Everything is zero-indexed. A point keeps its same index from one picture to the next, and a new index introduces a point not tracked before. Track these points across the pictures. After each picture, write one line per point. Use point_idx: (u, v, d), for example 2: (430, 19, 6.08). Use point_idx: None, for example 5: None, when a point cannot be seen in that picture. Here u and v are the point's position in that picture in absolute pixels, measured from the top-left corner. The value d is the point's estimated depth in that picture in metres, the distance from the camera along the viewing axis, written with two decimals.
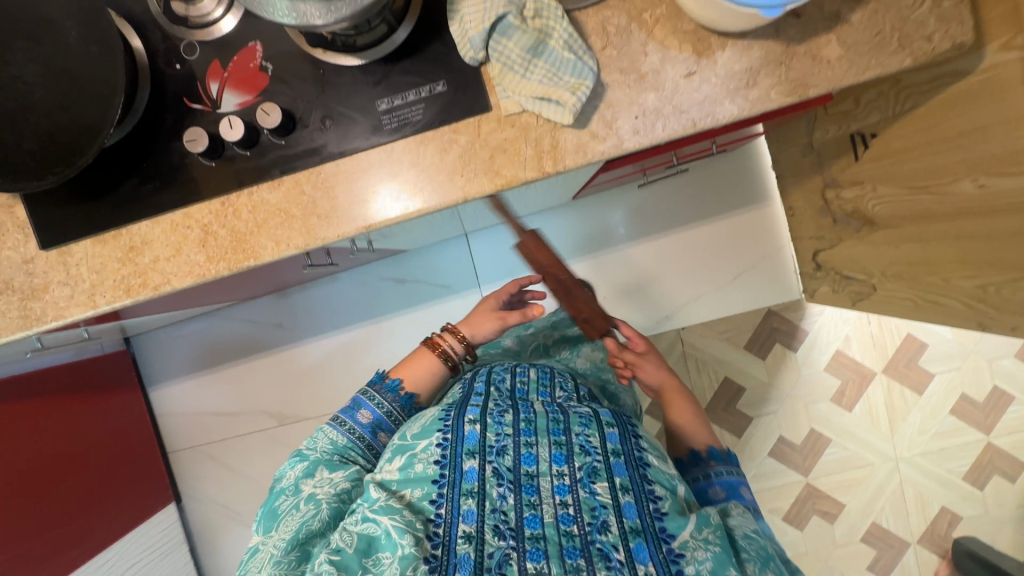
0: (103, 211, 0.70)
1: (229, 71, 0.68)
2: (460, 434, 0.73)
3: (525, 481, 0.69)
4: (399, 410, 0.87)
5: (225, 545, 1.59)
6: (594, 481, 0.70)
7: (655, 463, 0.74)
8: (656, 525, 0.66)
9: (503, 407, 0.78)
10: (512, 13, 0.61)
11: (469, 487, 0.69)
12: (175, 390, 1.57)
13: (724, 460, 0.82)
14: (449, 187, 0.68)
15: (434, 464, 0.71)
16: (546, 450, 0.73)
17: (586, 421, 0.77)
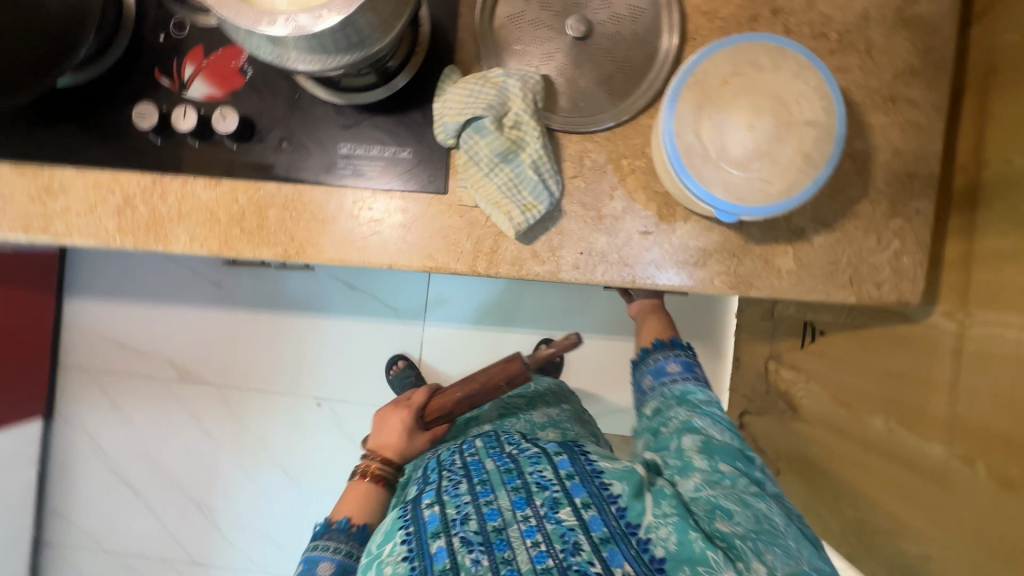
0: (30, 145, 0.67)
1: (209, 61, 0.66)
2: (420, 522, 0.72)
3: (495, 536, 0.69)
4: (355, 543, 0.84)
5: (91, 489, 1.53)
6: (558, 510, 0.71)
7: (609, 468, 0.76)
8: (624, 525, 0.69)
9: (455, 479, 0.78)
10: (489, 117, 0.61)
11: (441, 565, 0.66)
12: (92, 309, 1.51)
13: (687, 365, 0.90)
14: (378, 250, 0.67)
15: (399, 561, 0.68)
16: (506, 499, 0.73)
17: (536, 458, 0.79)
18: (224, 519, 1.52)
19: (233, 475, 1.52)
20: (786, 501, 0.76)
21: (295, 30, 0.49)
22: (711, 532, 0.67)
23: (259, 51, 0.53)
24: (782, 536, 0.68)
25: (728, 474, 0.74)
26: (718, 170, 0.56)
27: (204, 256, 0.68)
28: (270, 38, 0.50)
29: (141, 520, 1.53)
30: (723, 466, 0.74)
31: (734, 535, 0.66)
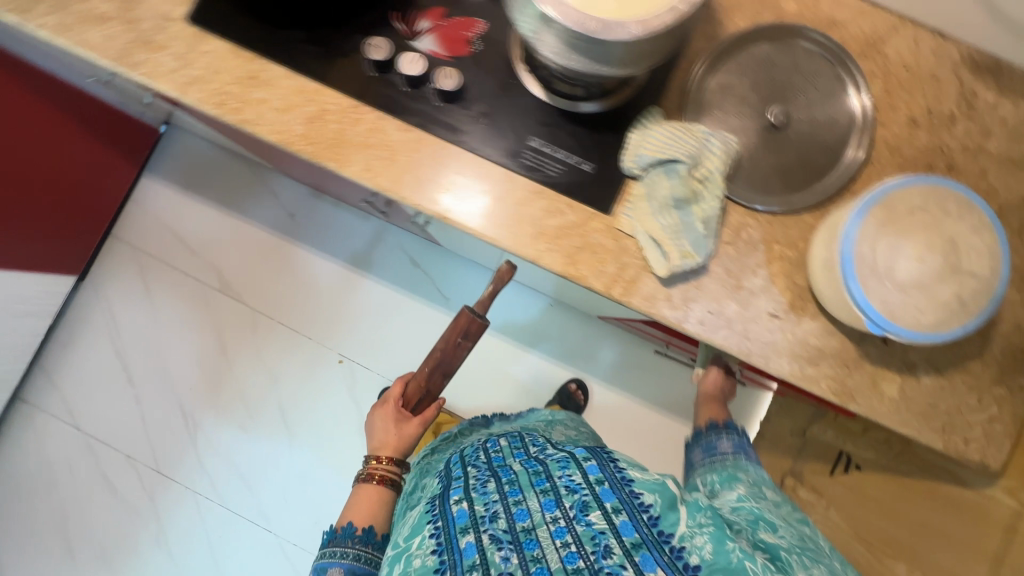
0: (259, 33, 0.71)
1: (446, 23, 0.71)
2: (449, 516, 0.73)
3: (524, 536, 0.68)
4: (365, 550, 0.85)
5: (91, 367, 1.50)
6: (588, 513, 0.69)
7: (638, 476, 0.74)
8: (656, 532, 0.66)
9: (483, 478, 0.78)
10: (685, 163, 0.65)
11: (471, 562, 0.65)
12: (165, 193, 1.53)
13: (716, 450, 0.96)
14: (528, 242, 0.70)
15: (428, 555, 0.69)
16: (535, 501, 0.72)
17: (565, 462, 0.78)
18: (204, 437, 1.49)
19: (233, 399, 1.49)
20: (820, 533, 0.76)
21: (568, 20, 0.54)
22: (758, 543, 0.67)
23: (522, 24, 0.58)
24: (825, 555, 0.69)
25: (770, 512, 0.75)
26: (879, 284, 0.59)
27: (370, 188, 0.71)
28: (543, 17, 0.55)
29: (122, 408, 1.49)
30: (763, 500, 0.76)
31: (779, 547, 0.67)
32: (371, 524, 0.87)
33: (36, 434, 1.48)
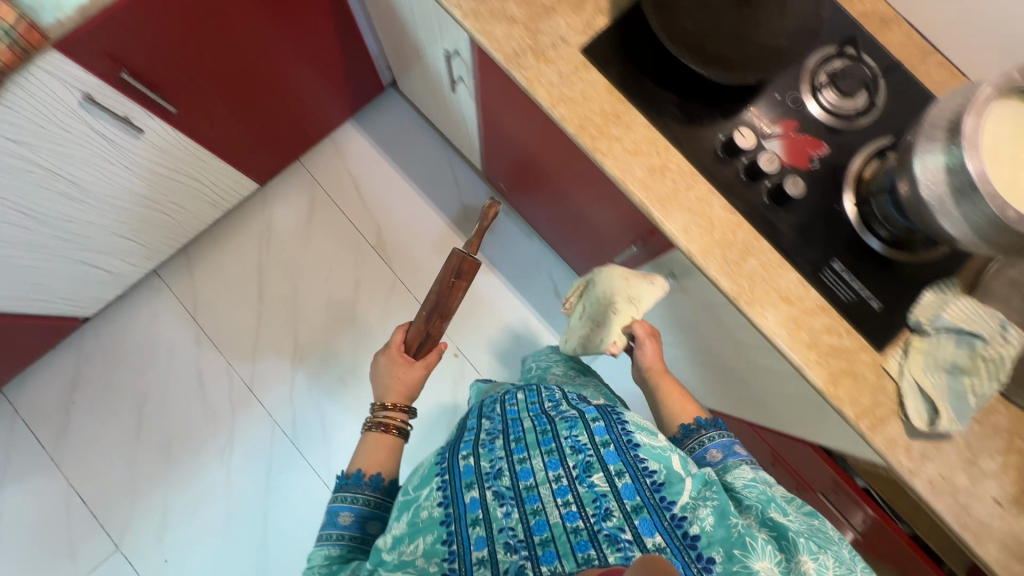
0: (640, 78, 0.79)
1: (795, 135, 0.79)
2: (456, 471, 0.77)
3: (526, 493, 0.72)
4: (371, 494, 0.86)
5: (232, 267, 1.55)
6: (591, 475, 0.73)
7: (646, 441, 0.76)
8: (657, 497, 0.70)
9: (493, 435, 0.82)
10: (985, 341, 0.70)
11: (474, 517, 0.71)
12: (363, 143, 1.61)
13: (693, 433, 0.88)
14: (800, 348, 0.75)
15: (437, 505, 0.74)
16: (539, 460, 0.75)
17: (574, 421, 0.80)
18: (307, 372, 1.52)
19: (347, 349, 1.53)
20: (823, 522, 0.74)
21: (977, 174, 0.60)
22: (767, 521, 0.70)
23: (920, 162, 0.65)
24: (835, 542, 0.70)
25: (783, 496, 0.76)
26: None
27: (683, 248, 0.76)
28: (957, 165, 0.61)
29: (242, 315, 1.53)
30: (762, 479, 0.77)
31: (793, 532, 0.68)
32: (380, 472, 0.88)
33: (155, 307, 1.52)
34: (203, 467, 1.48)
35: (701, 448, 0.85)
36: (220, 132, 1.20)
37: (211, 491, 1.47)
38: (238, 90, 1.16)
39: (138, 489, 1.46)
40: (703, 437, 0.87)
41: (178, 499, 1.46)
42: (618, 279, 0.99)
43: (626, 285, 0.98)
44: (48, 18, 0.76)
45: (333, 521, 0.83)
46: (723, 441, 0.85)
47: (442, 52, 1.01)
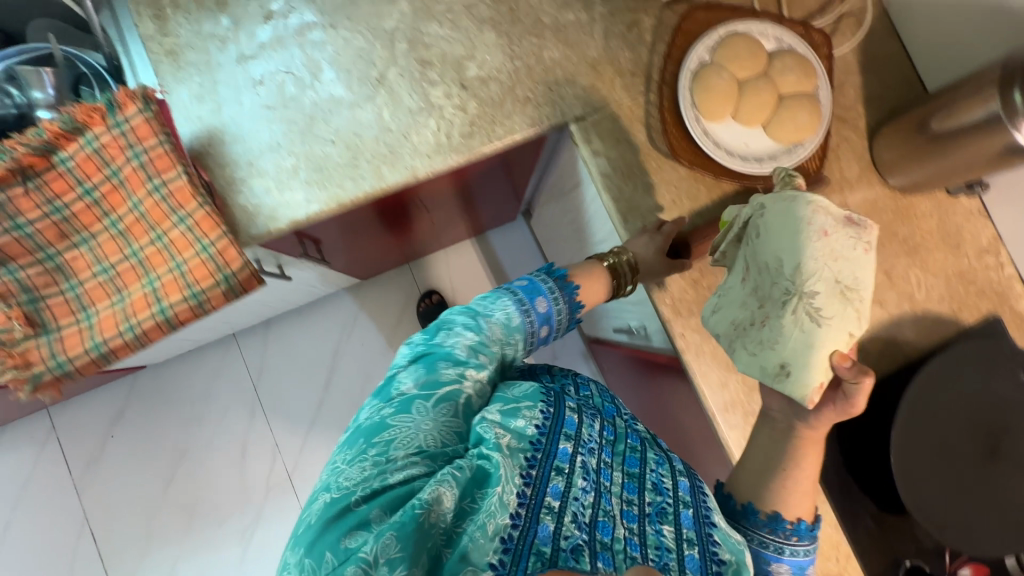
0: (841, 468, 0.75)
1: None
2: (562, 412, 0.56)
3: (602, 488, 0.53)
4: (535, 327, 0.65)
5: (307, 350, 1.49)
6: (661, 522, 0.53)
7: (726, 535, 0.52)
8: (714, 571, 0.50)
9: (598, 411, 0.61)
10: None
11: (560, 465, 0.52)
12: (476, 264, 1.55)
13: (784, 535, 0.55)
14: None
15: (535, 425, 0.54)
16: (619, 474, 0.56)
17: (662, 459, 0.59)
18: None
19: None
20: None
21: None
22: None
23: None
24: None
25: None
26: None
27: None
28: None
29: (305, 398, 1.48)
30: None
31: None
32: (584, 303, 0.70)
33: (219, 365, 1.46)
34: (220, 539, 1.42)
35: (775, 551, 0.55)
36: (352, 258, 1.15)
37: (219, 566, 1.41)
38: (388, 233, 1.10)
39: (146, 545, 1.40)
40: (789, 545, 0.55)
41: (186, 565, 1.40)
42: (824, 368, 0.57)
43: (823, 267, 0.57)
44: (259, 228, 0.70)
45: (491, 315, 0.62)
46: (803, 562, 0.55)
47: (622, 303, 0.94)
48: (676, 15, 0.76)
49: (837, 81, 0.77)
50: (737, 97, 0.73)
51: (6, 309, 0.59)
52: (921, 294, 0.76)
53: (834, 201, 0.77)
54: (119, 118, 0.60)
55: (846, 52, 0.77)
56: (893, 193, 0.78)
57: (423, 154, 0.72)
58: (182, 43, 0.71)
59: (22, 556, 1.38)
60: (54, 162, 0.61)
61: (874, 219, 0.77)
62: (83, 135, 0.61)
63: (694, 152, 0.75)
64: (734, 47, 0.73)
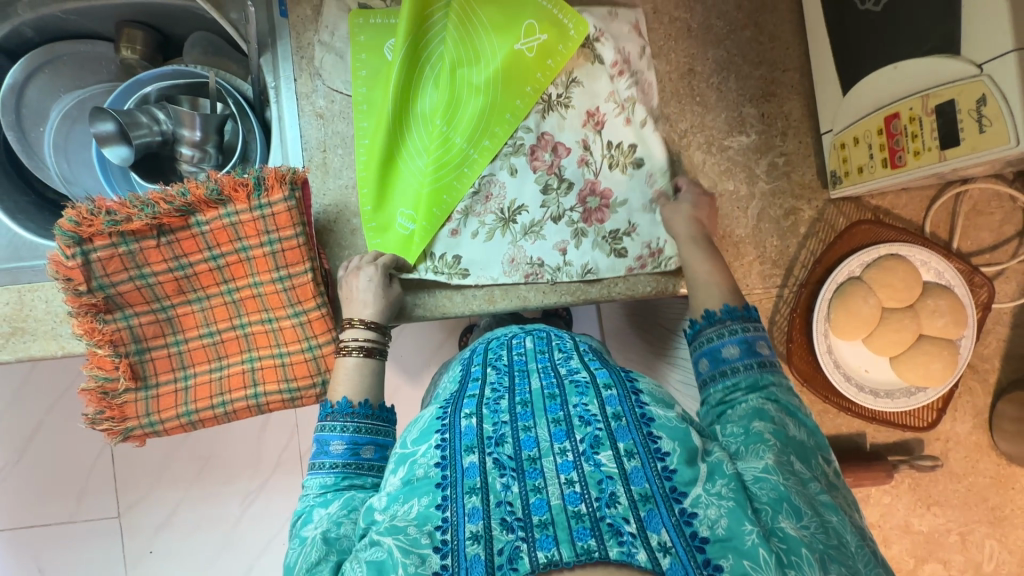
0: None
1: None
2: (456, 428, 0.50)
3: (528, 466, 0.46)
4: (366, 422, 0.58)
5: None
6: (598, 452, 0.47)
7: (661, 416, 0.50)
8: (667, 486, 0.45)
9: (498, 391, 0.54)
10: None
11: (471, 484, 0.45)
12: None
13: (719, 319, 0.61)
14: None
15: (434, 465, 0.48)
16: (544, 429, 0.49)
17: (585, 388, 0.52)
18: None
19: None
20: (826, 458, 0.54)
21: None
22: (775, 536, 0.44)
23: None
24: (853, 556, 0.45)
25: (804, 474, 0.50)
26: None
27: None
28: None
29: None
30: (767, 435, 0.51)
31: (802, 542, 0.43)
32: (371, 395, 0.60)
33: None
34: (208, 537, 1.29)
35: (718, 340, 0.60)
36: None
37: (195, 561, 1.29)
38: None
39: (158, 482, 1.28)
40: (726, 327, 0.60)
41: (167, 550, 1.28)
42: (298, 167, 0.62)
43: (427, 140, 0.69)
44: None
45: (315, 476, 0.56)
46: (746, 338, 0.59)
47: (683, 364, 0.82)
48: (839, 214, 0.72)
49: (984, 329, 0.72)
50: (875, 325, 0.69)
51: (115, 359, 0.61)
52: (989, 566, 0.74)
53: (935, 448, 0.74)
54: (264, 201, 0.60)
55: (1004, 303, 0.72)
56: (999, 458, 0.73)
57: (538, 286, 0.69)
58: (334, 109, 0.68)
59: (32, 470, 1.26)
60: (191, 223, 0.60)
61: (970, 478, 0.74)
62: (226, 207, 0.60)
63: (808, 362, 0.71)
64: (891, 273, 0.68)
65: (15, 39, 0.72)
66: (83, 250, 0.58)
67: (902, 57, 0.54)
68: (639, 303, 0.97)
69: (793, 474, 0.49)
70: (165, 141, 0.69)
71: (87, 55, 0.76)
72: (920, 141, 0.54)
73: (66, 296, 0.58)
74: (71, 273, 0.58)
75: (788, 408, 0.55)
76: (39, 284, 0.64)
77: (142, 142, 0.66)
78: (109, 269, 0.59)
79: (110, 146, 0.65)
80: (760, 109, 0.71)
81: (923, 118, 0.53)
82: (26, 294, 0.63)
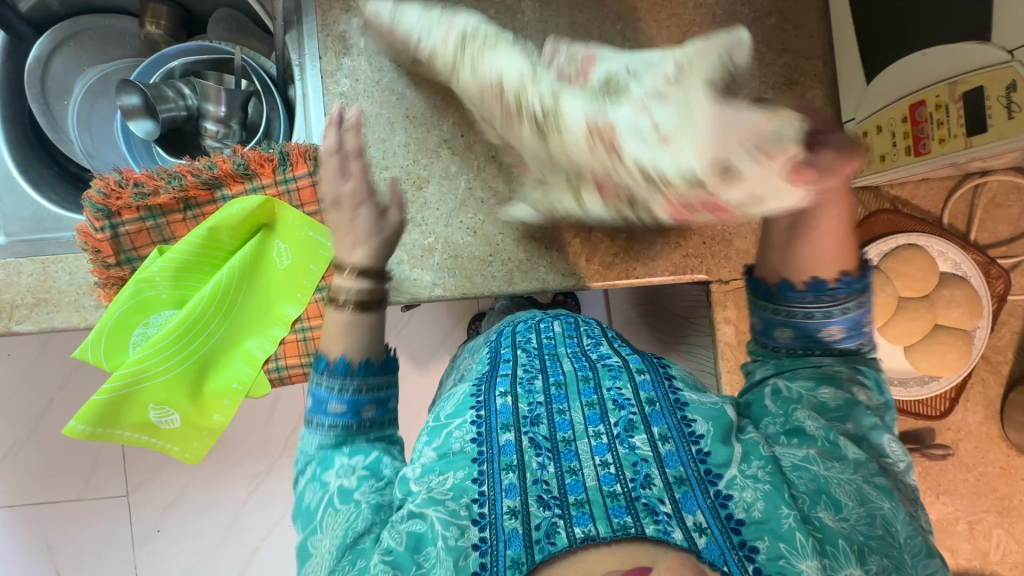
0: None
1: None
2: (492, 406, 0.51)
3: (563, 446, 0.48)
4: (361, 382, 0.53)
5: None
6: (632, 436, 0.48)
7: (695, 400, 0.51)
8: (701, 470, 0.46)
9: (531, 370, 0.55)
10: None
11: (508, 461, 0.47)
12: None
13: (823, 298, 0.53)
14: None
15: (470, 440, 0.49)
16: (578, 412, 0.50)
17: (618, 372, 0.54)
18: None
19: None
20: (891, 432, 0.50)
21: None
22: (811, 523, 0.44)
23: None
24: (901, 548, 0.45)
25: (856, 457, 0.48)
26: None
27: None
28: None
29: None
30: (813, 427, 0.50)
31: (839, 532, 0.44)
32: (371, 355, 0.54)
33: None
34: (216, 516, 1.30)
35: (821, 317, 0.54)
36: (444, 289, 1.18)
37: (202, 540, 1.30)
38: None
39: (167, 461, 1.29)
40: (835, 305, 0.53)
41: (175, 529, 1.30)
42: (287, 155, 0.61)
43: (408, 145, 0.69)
44: None
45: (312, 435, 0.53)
46: (853, 317, 0.54)
47: (698, 349, 0.83)
48: (858, 204, 0.72)
49: (998, 321, 0.73)
50: (890, 314, 0.70)
51: None
52: (996, 555, 0.75)
53: (946, 438, 0.74)
54: (289, 176, 0.60)
55: (1019, 296, 0.72)
56: (1009, 449, 0.74)
57: (558, 270, 0.71)
58: (358, 88, 0.69)
59: (43, 447, 1.27)
60: (217, 198, 0.61)
61: (980, 469, 0.74)
62: (251, 181, 0.60)
63: None
64: (907, 262, 0.69)
65: (41, 12, 0.72)
66: (112, 224, 0.58)
67: (931, 44, 0.55)
68: (652, 291, 0.97)
69: (844, 460, 0.48)
70: (190, 116, 0.69)
71: (108, 29, 0.77)
72: (945, 128, 0.54)
73: (93, 269, 0.58)
74: (100, 245, 0.58)
75: (844, 359, 0.54)
76: (62, 256, 0.64)
77: (167, 116, 0.66)
78: (137, 242, 0.60)
79: (135, 120, 0.65)
80: (782, 97, 0.71)
81: (950, 105, 0.53)
82: (50, 265, 0.64)
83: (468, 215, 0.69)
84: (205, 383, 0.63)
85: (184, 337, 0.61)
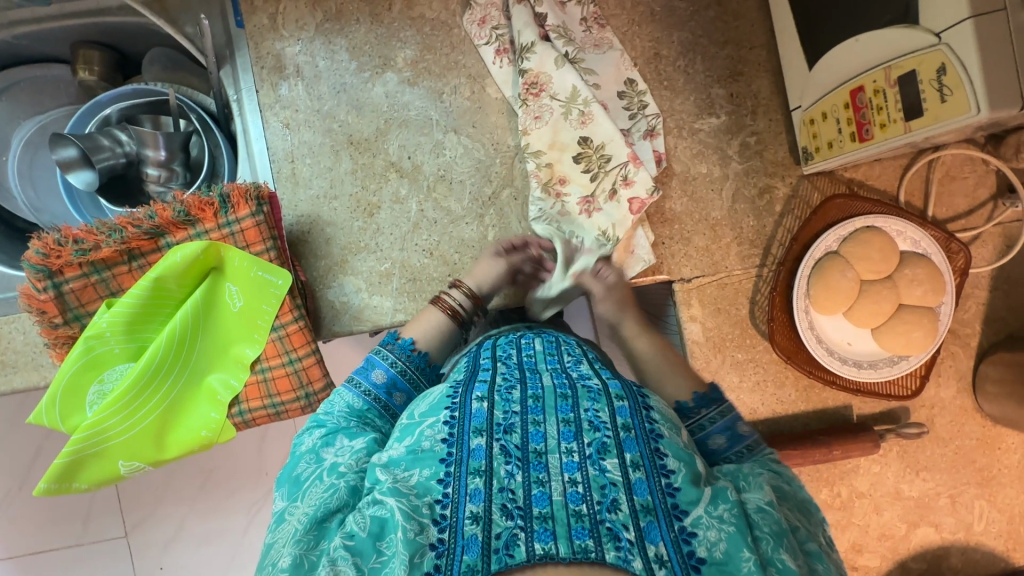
0: None
1: None
2: (467, 409, 0.51)
3: (534, 457, 0.47)
4: (413, 371, 0.61)
5: None
6: (604, 458, 0.47)
7: (670, 435, 0.50)
8: (669, 503, 0.45)
9: (509, 379, 0.54)
10: None
11: (476, 465, 0.46)
12: None
13: (687, 415, 0.59)
14: None
15: (440, 439, 0.49)
16: (553, 426, 0.49)
17: (596, 395, 0.52)
18: None
19: None
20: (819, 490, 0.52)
21: None
22: (769, 566, 0.42)
23: None
24: None
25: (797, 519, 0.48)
26: None
27: None
28: None
29: None
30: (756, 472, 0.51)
31: None
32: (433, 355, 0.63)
33: None
34: (218, 548, 1.30)
35: (701, 433, 0.57)
36: None
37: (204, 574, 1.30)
38: None
39: (162, 499, 1.29)
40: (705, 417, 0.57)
41: (176, 566, 1.29)
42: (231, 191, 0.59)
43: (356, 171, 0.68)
44: (343, 325, 0.68)
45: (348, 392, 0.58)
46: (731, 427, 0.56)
47: None
48: (813, 189, 0.72)
49: (963, 294, 0.73)
50: (855, 297, 0.69)
51: None
52: (980, 526, 0.75)
53: (920, 415, 0.75)
54: (231, 218, 0.59)
55: (982, 268, 0.72)
56: (984, 420, 0.74)
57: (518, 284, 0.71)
58: (299, 118, 0.68)
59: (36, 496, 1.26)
60: (161, 245, 0.60)
61: (957, 442, 0.75)
62: (194, 227, 0.60)
63: (790, 338, 0.72)
64: (867, 245, 0.68)
65: None
66: (55, 283, 0.57)
67: (863, 29, 0.54)
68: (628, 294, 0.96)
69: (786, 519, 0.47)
70: (130, 162, 0.68)
71: (42, 79, 0.75)
72: (885, 112, 0.54)
73: (42, 329, 0.58)
74: (45, 305, 0.57)
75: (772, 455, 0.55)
76: (13, 316, 0.63)
77: (105, 165, 0.65)
78: (83, 299, 0.59)
79: (73, 172, 0.65)
80: (728, 89, 0.71)
81: (886, 90, 0.53)
82: (2, 327, 0.63)
83: (422, 236, 0.68)
84: (167, 438, 0.62)
85: (140, 397, 0.59)
